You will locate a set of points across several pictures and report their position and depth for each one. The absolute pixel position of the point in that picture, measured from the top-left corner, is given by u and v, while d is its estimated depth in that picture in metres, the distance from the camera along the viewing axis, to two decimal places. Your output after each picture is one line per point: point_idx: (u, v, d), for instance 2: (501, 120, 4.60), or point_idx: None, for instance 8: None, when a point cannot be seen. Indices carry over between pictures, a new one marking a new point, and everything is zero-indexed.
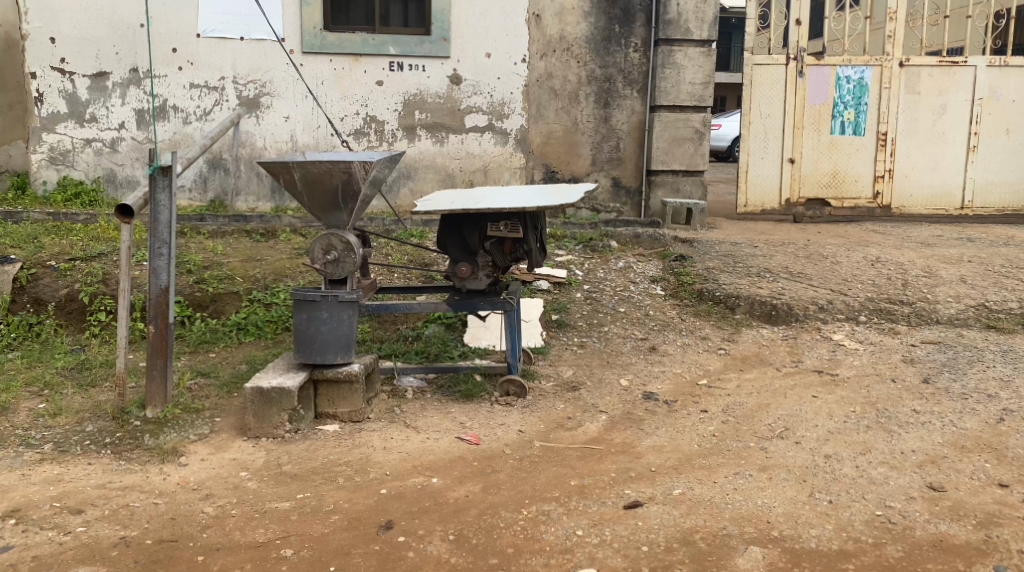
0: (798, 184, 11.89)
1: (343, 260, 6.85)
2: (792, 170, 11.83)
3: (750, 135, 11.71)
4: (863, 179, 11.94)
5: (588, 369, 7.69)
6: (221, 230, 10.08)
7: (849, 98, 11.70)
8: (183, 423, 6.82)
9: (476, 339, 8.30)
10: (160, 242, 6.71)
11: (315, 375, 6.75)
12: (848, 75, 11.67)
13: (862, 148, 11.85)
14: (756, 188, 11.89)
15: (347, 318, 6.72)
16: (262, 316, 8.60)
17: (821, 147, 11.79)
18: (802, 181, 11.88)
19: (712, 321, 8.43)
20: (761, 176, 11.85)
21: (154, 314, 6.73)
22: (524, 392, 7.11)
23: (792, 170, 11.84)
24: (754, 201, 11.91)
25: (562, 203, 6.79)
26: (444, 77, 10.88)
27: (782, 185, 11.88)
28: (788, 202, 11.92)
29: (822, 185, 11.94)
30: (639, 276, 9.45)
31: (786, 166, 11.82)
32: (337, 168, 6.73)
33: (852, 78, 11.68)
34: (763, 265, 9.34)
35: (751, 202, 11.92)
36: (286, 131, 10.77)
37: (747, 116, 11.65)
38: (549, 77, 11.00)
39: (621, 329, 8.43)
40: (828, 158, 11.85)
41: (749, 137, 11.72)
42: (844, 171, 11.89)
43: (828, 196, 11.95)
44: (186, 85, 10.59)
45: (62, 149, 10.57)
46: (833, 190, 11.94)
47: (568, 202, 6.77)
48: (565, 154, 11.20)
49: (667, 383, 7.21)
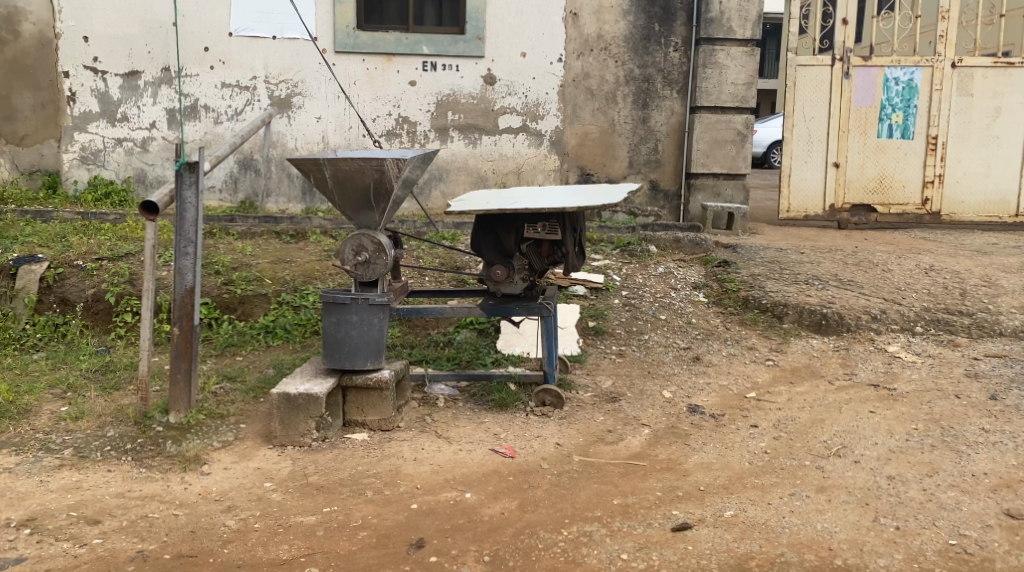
0: (842, 190, 11.50)
1: (375, 262, 6.58)
2: (837, 175, 11.45)
3: (793, 138, 11.33)
4: (912, 185, 11.53)
5: (628, 380, 7.38)
6: (250, 231, 9.81)
7: (897, 101, 11.30)
8: (206, 430, 6.50)
9: (509, 345, 8.01)
10: (186, 241, 6.41)
11: (344, 381, 6.43)
12: (896, 77, 11.27)
13: (911, 152, 11.44)
14: (800, 193, 11.51)
15: (378, 321, 6.42)
16: (291, 319, 8.34)
17: (867, 151, 11.40)
18: (848, 186, 11.49)
19: (759, 330, 8.18)
20: (804, 180, 11.46)
21: (178, 316, 6.42)
22: (561, 402, 6.79)
23: (837, 175, 11.45)
24: (797, 206, 11.53)
25: (608, 203, 6.47)
26: (477, 77, 10.58)
27: (826, 190, 11.49)
28: (833, 207, 11.54)
29: (868, 190, 11.54)
30: (681, 282, 9.13)
31: (831, 171, 11.43)
32: (369, 166, 6.44)
33: (901, 79, 11.27)
34: (811, 273, 9.04)
35: (794, 207, 11.55)
36: (318, 132, 10.50)
37: (790, 118, 11.29)
38: (586, 77, 10.68)
39: (663, 337, 8.14)
40: (875, 163, 11.45)
41: (792, 140, 11.35)
42: (890, 176, 11.48)
43: (873, 202, 11.56)
44: (218, 85, 10.34)
45: (94, 148, 10.35)
46: (880, 195, 11.54)
47: (614, 202, 6.45)
48: (601, 156, 10.87)
49: (713, 397, 6.91)
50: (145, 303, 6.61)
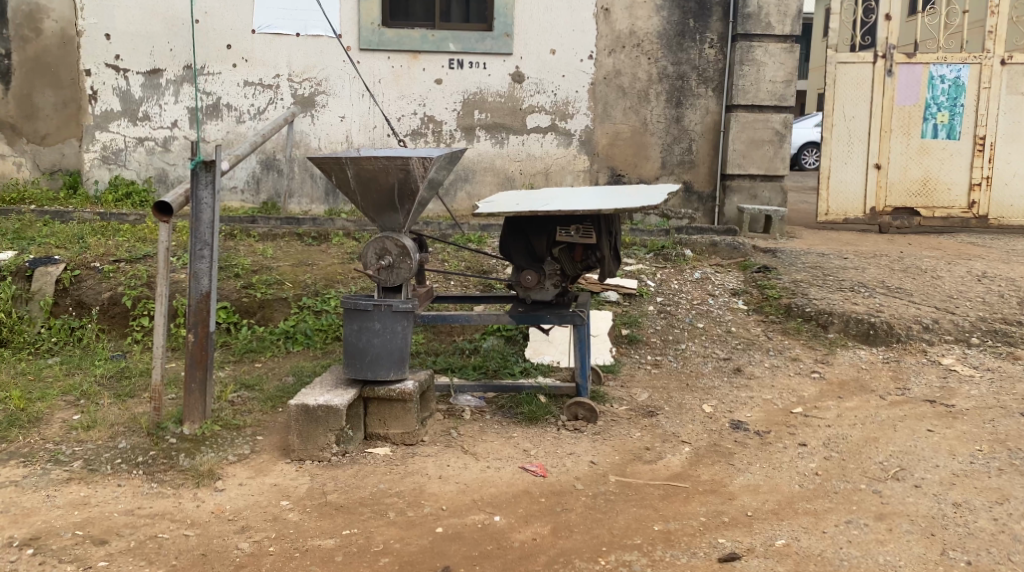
0: (884, 192, 11.06)
1: (399, 266, 6.24)
2: (878, 176, 11.01)
3: (833, 138, 10.91)
4: (957, 188, 11.09)
5: (665, 393, 7.02)
6: (271, 232, 9.48)
7: (943, 99, 10.86)
8: (221, 442, 6.04)
9: (538, 354, 7.65)
10: (201, 243, 6.02)
11: (366, 393, 6.02)
12: (942, 74, 10.84)
13: (956, 152, 11.00)
14: (839, 196, 11.09)
15: (402, 328, 6.01)
16: (312, 324, 8.01)
17: (911, 152, 10.97)
18: (889, 188, 11.05)
19: (803, 340, 7.99)
20: (844, 182, 11.03)
21: (193, 322, 6.02)
22: (594, 417, 6.42)
23: (878, 177, 11.01)
24: (836, 209, 11.13)
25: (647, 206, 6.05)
26: (505, 75, 10.21)
27: (867, 192, 11.06)
28: (874, 210, 11.10)
29: (911, 193, 11.10)
30: (719, 288, 8.82)
31: (872, 172, 11.00)
32: (393, 165, 6.10)
33: (947, 77, 10.84)
34: (856, 279, 8.92)
35: (833, 210, 11.13)
36: (341, 131, 10.16)
37: (830, 118, 10.87)
38: (618, 74, 10.30)
39: (701, 347, 7.82)
40: (918, 164, 11.01)
41: (831, 141, 10.93)
42: (935, 178, 11.04)
43: (916, 205, 11.11)
44: (240, 83, 10.02)
45: (115, 147, 10.03)
46: (923, 198, 11.10)
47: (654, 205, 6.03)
48: (632, 156, 10.48)
49: (757, 411, 6.64)
50: (159, 309, 6.17)
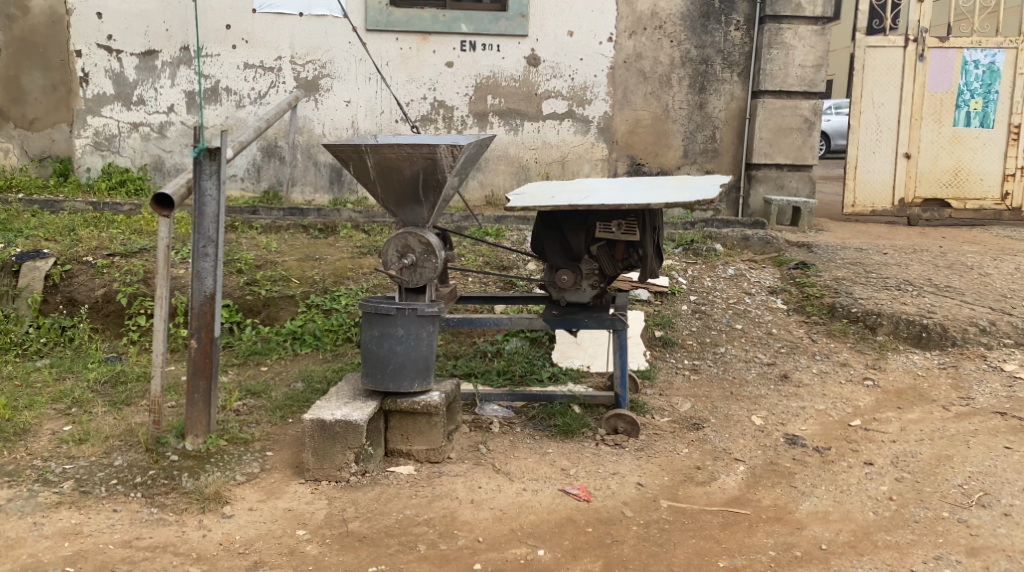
0: (913, 182, 10.46)
1: (422, 266, 5.66)
2: (907, 166, 10.41)
3: (860, 126, 10.32)
4: (990, 178, 10.51)
5: (708, 402, 6.46)
6: (275, 224, 8.89)
7: (976, 85, 10.29)
8: (227, 459, 5.44)
9: (566, 358, 7.04)
10: (204, 239, 5.42)
11: (387, 405, 5.42)
12: (976, 59, 10.27)
13: (989, 142, 10.43)
14: (866, 186, 10.48)
15: (427, 335, 5.42)
16: (321, 324, 7.44)
17: (942, 140, 10.38)
18: (919, 179, 10.45)
19: (850, 343, 7.46)
20: (872, 172, 10.43)
21: (196, 326, 5.43)
22: (635, 430, 5.84)
23: (908, 167, 10.41)
24: (863, 200, 10.51)
25: (703, 199, 5.44)
26: (520, 58, 9.59)
27: (896, 183, 10.46)
28: (902, 202, 10.51)
29: (942, 183, 10.50)
30: (755, 286, 8.28)
31: (902, 162, 10.40)
32: (417, 153, 5.53)
33: (982, 62, 10.28)
34: (901, 277, 8.41)
35: (860, 201, 10.51)
36: (347, 117, 9.51)
37: (857, 105, 10.28)
38: (639, 58, 9.68)
39: (741, 351, 7.26)
40: (950, 153, 10.42)
41: (859, 129, 10.34)
42: (966, 168, 10.47)
43: (947, 197, 10.52)
44: (240, 65, 9.38)
45: (108, 133, 9.42)
46: (954, 189, 10.51)
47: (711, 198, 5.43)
48: (653, 144, 9.87)
49: (812, 425, 6.11)
50: (157, 315, 5.48)
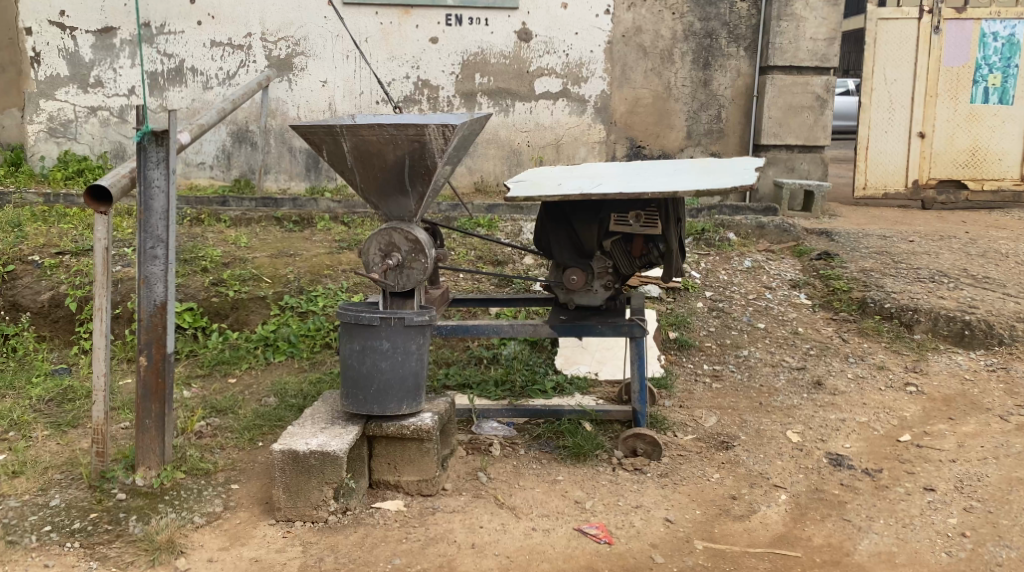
0: (928, 163, 9.59)
1: (409, 267, 4.89)
2: (921, 146, 9.54)
3: (871, 104, 9.46)
4: (1010, 158, 9.60)
5: (736, 415, 5.70)
6: (245, 215, 8.03)
7: (995, 59, 9.42)
8: (184, 496, 4.64)
9: (570, 364, 6.26)
10: (152, 239, 4.61)
11: (370, 431, 4.65)
12: (994, 31, 9.42)
13: (1009, 119, 9.53)
14: (878, 168, 9.64)
15: (417, 347, 4.63)
16: (296, 329, 6.63)
17: (959, 118, 9.49)
18: (934, 159, 9.58)
19: (884, 343, 6.72)
20: (884, 153, 9.57)
21: (145, 342, 4.63)
22: (657, 452, 5.06)
23: (922, 147, 9.55)
24: (875, 182, 9.68)
25: (740, 185, 4.69)
26: (511, 32, 8.64)
27: (909, 164, 9.60)
28: (916, 184, 9.65)
29: (958, 164, 9.62)
30: (775, 279, 7.51)
31: (915, 141, 9.52)
32: (402, 135, 4.75)
33: (1001, 35, 9.42)
34: (933, 267, 7.67)
35: (871, 183, 9.67)
36: (323, 99, 8.53)
37: (868, 81, 9.43)
38: (638, 31, 8.70)
39: (766, 354, 6.50)
40: (967, 132, 9.53)
41: (870, 107, 9.47)
42: (984, 148, 9.57)
43: (963, 178, 9.64)
44: (207, 43, 8.42)
45: (63, 118, 8.53)
46: (972, 170, 9.62)
47: (750, 184, 4.67)
48: (654, 125, 8.90)
49: (857, 442, 5.36)
50: (96, 332, 4.65)
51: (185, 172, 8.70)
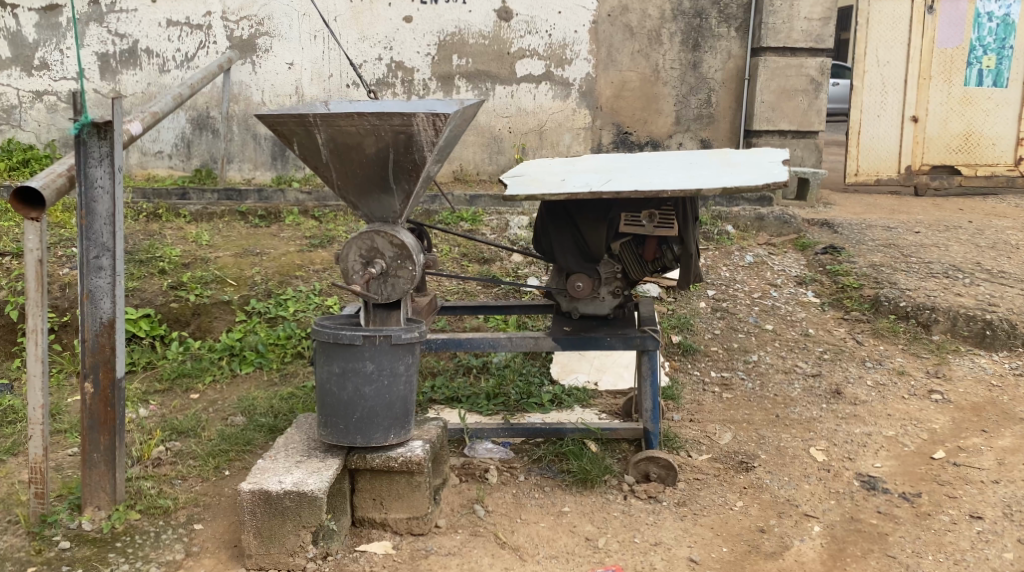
0: (921, 148, 8.91)
1: (394, 276, 4.34)
2: (915, 131, 8.84)
3: (864, 87, 8.70)
4: (1004, 142, 8.98)
5: (752, 430, 5.15)
6: (206, 210, 7.43)
7: (989, 39, 8.78)
8: (138, 542, 4.30)
9: (568, 373, 5.73)
10: (96, 248, 4.25)
11: (353, 463, 4.16)
12: (989, 11, 8.77)
13: (1004, 103, 8.92)
14: (871, 154, 8.90)
15: (405, 369, 4.13)
16: (264, 337, 6.09)
17: (953, 101, 8.81)
18: (928, 144, 8.89)
19: (901, 345, 6.11)
20: (876, 138, 8.83)
21: (91, 365, 4.28)
22: (672, 475, 4.54)
23: (915, 132, 8.84)
24: (867, 168, 8.96)
25: (772, 181, 4.18)
26: (490, 10, 7.72)
27: (903, 149, 8.90)
28: (909, 170, 8.95)
29: (952, 148, 8.95)
30: (779, 275, 6.99)
31: (909, 126, 8.82)
32: (385, 126, 4.19)
33: (996, 14, 8.79)
34: (945, 262, 7.10)
35: (864, 170, 8.96)
36: (289, 83, 7.82)
37: (861, 64, 8.65)
38: (624, 10, 7.74)
39: (778, 359, 5.95)
40: (961, 116, 8.86)
41: (861, 90, 8.71)
42: (978, 133, 8.92)
43: (957, 163, 9.00)
44: (162, 22, 7.72)
45: (5, 103, 7.84)
46: (965, 155, 8.97)
47: (785, 179, 4.17)
48: (642, 110, 7.94)
49: (888, 460, 4.82)
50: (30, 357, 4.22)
51: (141, 161, 8.01)
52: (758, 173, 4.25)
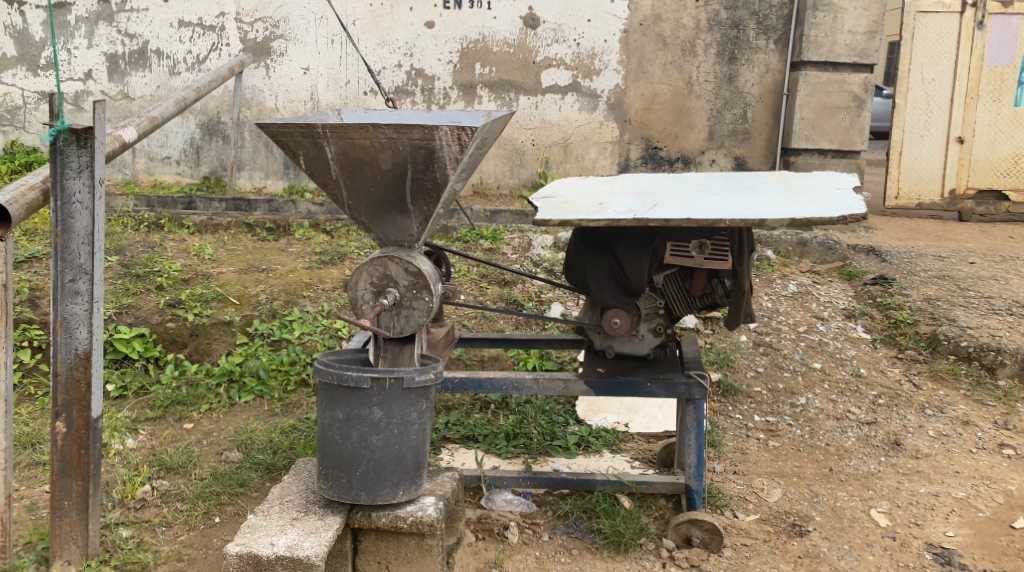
0: (967, 171, 7.98)
1: (409, 306, 3.84)
2: (960, 152, 7.94)
3: (906, 105, 7.90)
4: None
5: (804, 487, 4.57)
6: (212, 221, 6.93)
7: None
8: None
9: (595, 412, 5.20)
10: (71, 270, 3.76)
11: (356, 522, 3.70)
12: None
13: None
14: (912, 176, 8.03)
15: (417, 417, 3.65)
16: (266, 362, 5.60)
17: (1002, 122, 7.87)
18: (973, 167, 7.96)
19: (963, 392, 5.43)
20: (919, 158, 7.97)
21: (64, 402, 3.80)
22: (715, 541, 4.04)
23: (961, 154, 7.94)
24: (908, 191, 8.07)
25: (850, 213, 3.68)
26: (516, 17, 7.06)
27: (947, 171, 7.99)
28: (953, 194, 8.06)
29: (1000, 173, 8.00)
30: (826, 307, 6.27)
31: (954, 147, 7.93)
32: (403, 139, 3.69)
33: None
34: (1007, 296, 6.32)
35: (905, 192, 8.07)
36: (305, 88, 7.29)
37: (903, 80, 7.85)
38: (657, 19, 7.02)
39: (828, 404, 5.36)
40: (1010, 138, 7.91)
41: (904, 108, 7.91)
42: None
43: (1004, 189, 8.05)
44: (174, 23, 7.21)
45: (10, 104, 7.35)
46: (1014, 180, 8.01)
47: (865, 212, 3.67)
48: (672, 124, 7.19)
49: (963, 528, 4.26)
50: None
51: (148, 167, 7.51)
52: (834, 205, 3.75)
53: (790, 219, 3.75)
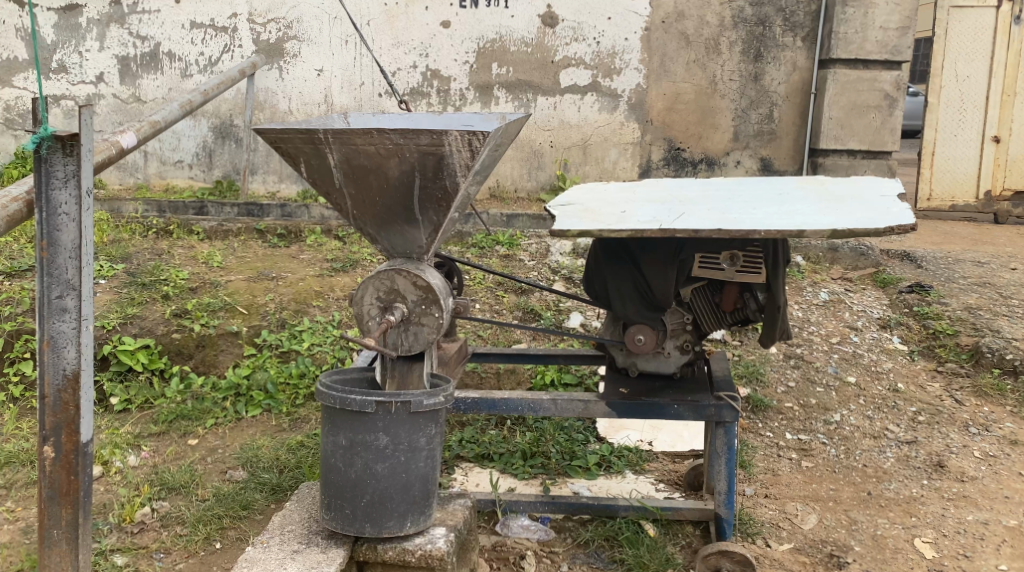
0: (1003, 172, 7.63)
1: (417, 323, 3.59)
2: (996, 152, 7.58)
3: (939, 104, 7.57)
4: None
5: (841, 512, 4.30)
6: (222, 227, 6.72)
7: None
8: None
9: (617, 430, 4.93)
10: (59, 286, 3.52)
11: (361, 554, 3.46)
12: None
13: None
14: (945, 177, 7.71)
15: (426, 444, 3.41)
16: (274, 375, 5.37)
17: None
18: (1010, 167, 7.61)
19: (1008, 408, 5.14)
20: (953, 158, 7.64)
21: (52, 427, 3.56)
22: None
23: (996, 154, 7.58)
24: (941, 193, 7.75)
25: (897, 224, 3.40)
26: (534, 15, 6.80)
27: (982, 172, 7.65)
28: (988, 195, 7.72)
29: None
30: (859, 316, 5.95)
31: (989, 147, 7.58)
32: (410, 145, 3.44)
33: None
34: None
35: (938, 194, 7.75)
36: (318, 90, 7.03)
37: (936, 78, 7.54)
38: (680, 16, 6.75)
39: (864, 420, 5.08)
40: None
41: (937, 106, 7.58)
42: None
43: None
44: (186, 24, 6.98)
45: (21, 108, 7.09)
46: None
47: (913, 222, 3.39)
48: (696, 125, 6.90)
49: (1015, 560, 3.98)
50: None
51: (160, 171, 7.25)
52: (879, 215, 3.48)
53: (831, 229, 3.47)
